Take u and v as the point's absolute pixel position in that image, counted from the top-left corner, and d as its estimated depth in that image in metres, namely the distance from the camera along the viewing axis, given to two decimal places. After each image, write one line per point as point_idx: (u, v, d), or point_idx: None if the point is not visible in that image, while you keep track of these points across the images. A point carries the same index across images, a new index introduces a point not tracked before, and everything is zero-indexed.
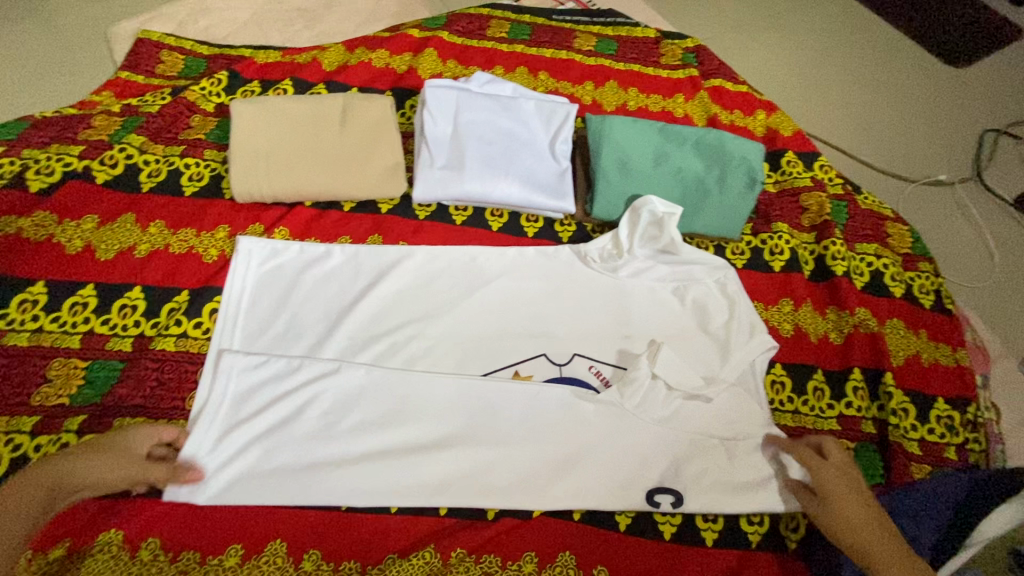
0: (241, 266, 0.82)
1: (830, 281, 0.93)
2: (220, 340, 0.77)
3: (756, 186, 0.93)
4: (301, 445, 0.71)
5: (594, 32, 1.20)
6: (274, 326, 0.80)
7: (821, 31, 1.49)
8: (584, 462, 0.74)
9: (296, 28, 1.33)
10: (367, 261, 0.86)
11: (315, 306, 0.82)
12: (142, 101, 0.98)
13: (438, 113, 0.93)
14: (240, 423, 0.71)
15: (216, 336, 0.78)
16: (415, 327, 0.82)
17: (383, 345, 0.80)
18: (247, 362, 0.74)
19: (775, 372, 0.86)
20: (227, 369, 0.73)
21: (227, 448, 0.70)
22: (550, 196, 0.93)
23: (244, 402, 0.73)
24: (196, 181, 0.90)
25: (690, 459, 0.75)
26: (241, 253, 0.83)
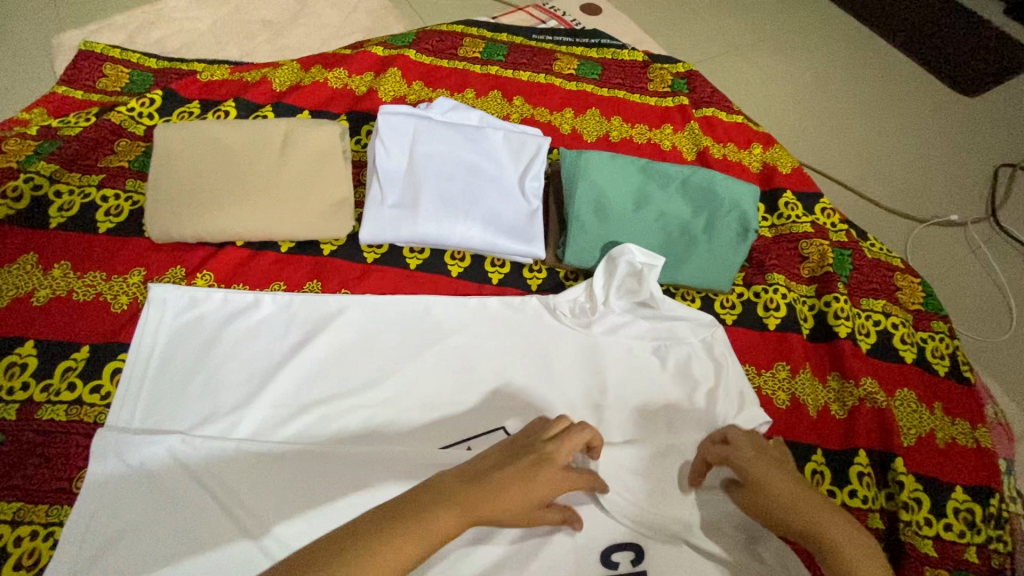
0: (153, 318, 0.72)
1: (833, 343, 0.82)
2: (113, 416, 0.66)
3: (751, 233, 0.82)
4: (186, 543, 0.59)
5: (576, 54, 1.10)
6: (182, 395, 0.68)
7: (823, 56, 1.39)
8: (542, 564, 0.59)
9: (257, 41, 1.23)
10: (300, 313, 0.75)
11: (235, 369, 0.70)
12: (63, 122, 0.87)
13: (391, 144, 0.82)
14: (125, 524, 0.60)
15: (113, 410, 0.66)
16: (348, 396, 0.71)
17: (309, 419, 0.69)
18: (128, 448, 0.62)
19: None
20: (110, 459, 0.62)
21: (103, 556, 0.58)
22: (516, 240, 0.82)
23: (131, 498, 0.61)
24: (113, 216, 0.79)
25: None
26: (154, 303, 0.72)
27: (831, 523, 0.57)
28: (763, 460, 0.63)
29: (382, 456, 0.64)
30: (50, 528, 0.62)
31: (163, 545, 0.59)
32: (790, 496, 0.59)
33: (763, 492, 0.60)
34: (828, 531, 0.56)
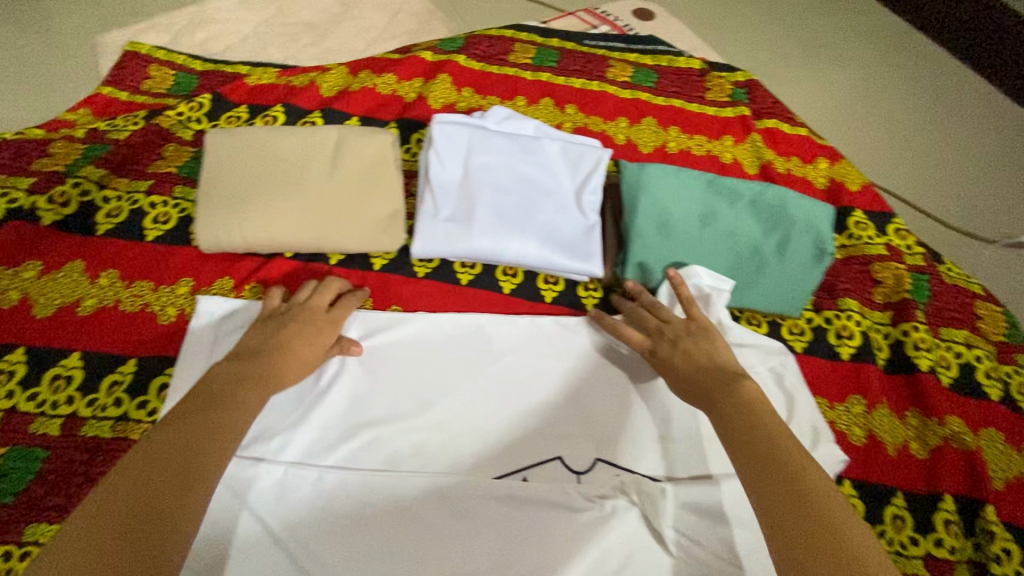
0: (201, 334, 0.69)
1: (912, 376, 0.77)
2: None
3: (826, 256, 0.76)
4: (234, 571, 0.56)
5: (631, 60, 1.05)
6: None
7: (882, 65, 1.32)
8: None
9: (301, 44, 1.21)
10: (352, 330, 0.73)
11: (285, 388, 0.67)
12: (111, 125, 0.86)
13: (445, 154, 0.79)
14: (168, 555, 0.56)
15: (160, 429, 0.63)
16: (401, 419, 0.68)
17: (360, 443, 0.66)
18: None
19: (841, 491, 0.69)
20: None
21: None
22: (573, 257, 0.78)
23: None
24: (160, 223, 0.77)
25: None
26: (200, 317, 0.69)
27: (736, 395, 0.56)
28: (686, 340, 0.66)
29: None
30: None
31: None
32: (704, 369, 0.62)
33: (673, 361, 0.64)
34: (735, 401, 0.56)
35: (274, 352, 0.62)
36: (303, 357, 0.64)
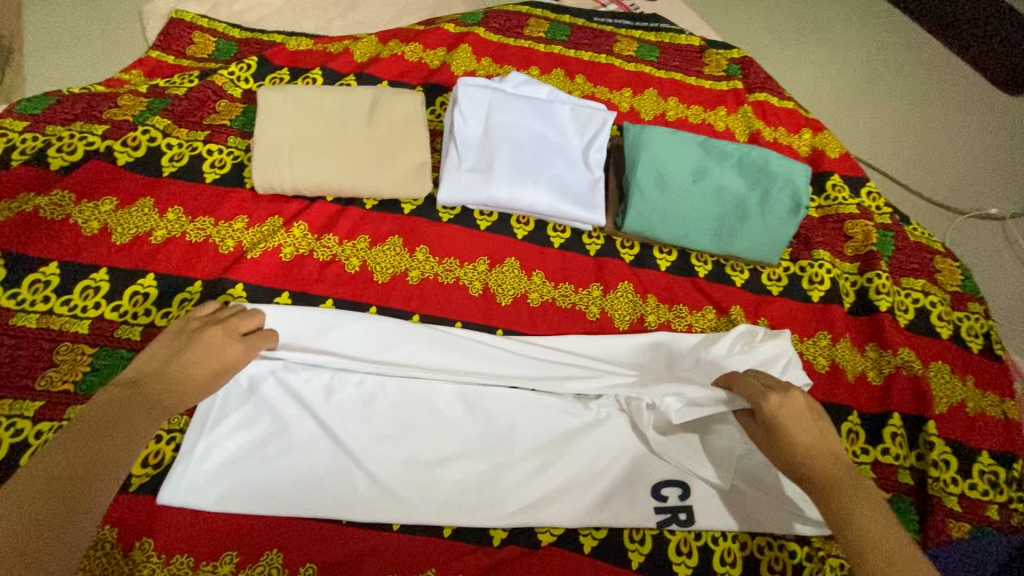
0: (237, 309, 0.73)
1: (873, 316, 0.88)
2: None
3: (802, 209, 0.87)
4: (293, 454, 0.70)
5: (635, 37, 1.15)
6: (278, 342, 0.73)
7: (871, 49, 1.42)
8: (584, 490, 0.72)
9: (330, 16, 1.31)
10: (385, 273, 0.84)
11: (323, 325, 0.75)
12: (169, 82, 0.96)
13: (468, 113, 0.89)
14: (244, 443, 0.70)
15: None
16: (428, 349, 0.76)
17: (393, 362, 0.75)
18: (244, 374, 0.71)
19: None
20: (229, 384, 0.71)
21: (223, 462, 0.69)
22: (580, 206, 0.89)
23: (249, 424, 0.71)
24: (217, 168, 0.87)
25: (694, 500, 0.73)
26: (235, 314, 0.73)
27: (855, 499, 0.58)
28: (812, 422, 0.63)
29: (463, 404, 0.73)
30: (174, 434, 0.73)
31: (276, 457, 0.70)
32: (825, 461, 0.62)
33: (792, 442, 0.63)
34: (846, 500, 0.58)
35: (164, 374, 0.62)
36: (196, 382, 0.63)
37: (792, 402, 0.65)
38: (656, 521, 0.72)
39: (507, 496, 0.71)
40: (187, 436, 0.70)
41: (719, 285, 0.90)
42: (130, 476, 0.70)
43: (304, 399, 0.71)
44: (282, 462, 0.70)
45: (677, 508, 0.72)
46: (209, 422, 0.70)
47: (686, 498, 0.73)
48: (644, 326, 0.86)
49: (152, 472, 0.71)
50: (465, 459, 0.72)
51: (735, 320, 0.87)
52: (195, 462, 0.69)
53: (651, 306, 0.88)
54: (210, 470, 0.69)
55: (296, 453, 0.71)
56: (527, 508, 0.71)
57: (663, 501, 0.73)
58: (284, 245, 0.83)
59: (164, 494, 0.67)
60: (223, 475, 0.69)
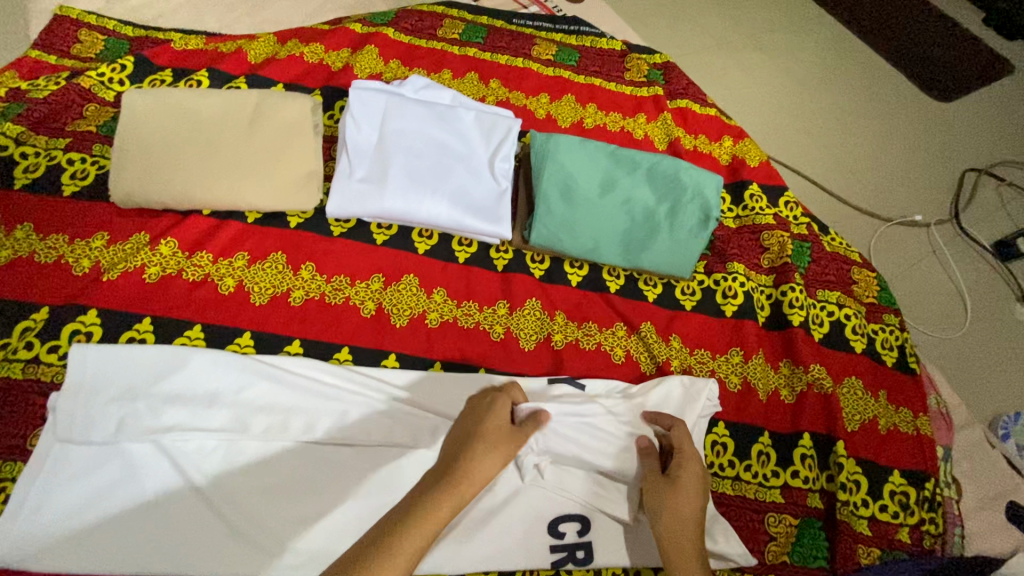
0: (82, 359, 0.66)
1: (786, 331, 0.85)
2: (67, 380, 0.66)
3: (712, 220, 0.83)
4: (138, 504, 0.62)
5: (555, 40, 1.10)
6: (132, 379, 0.67)
7: (801, 55, 1.41)
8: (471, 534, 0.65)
9: (237, 14, 1.22)
10: (265, 296, 0.77)
11: (179, 366, 0.68)
12: (32, 84, 0.87)
13: (361, 119, 0.83)
14: (82, 492, 0.62)
15: (68, 380, 0.66)
16: (304, 382, 0.69)
17: (263, 398, 0.68)
18: (84, 418, 0.64)
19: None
20: (65, 432, 0.64)
21: (53, 515, 0.61)
22: (481, 219, 0.83)
23: (90, 471, 0.63)
24: (78, 179, 0.79)
25: (593, 534, 0.68)
26: (77, 361, 0.66)
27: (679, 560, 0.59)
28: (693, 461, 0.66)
29: (342, 441, 0.67)
30: (4, 483, 0.63)
31: (118, 505, 0.62)
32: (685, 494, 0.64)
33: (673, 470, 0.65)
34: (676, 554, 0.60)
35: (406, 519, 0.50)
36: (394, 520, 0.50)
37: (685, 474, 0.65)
38: (552, 560, 0.67)
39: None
40: (18, 485, 0.62)
41: (630, 301, 0.85)
42: None
43: (157, 439, 0.64)
44: (123, 515, 0.62)
45: (575, 545, 0.67)
46: (44, 469, 0.63)
47: (585, 534, 0.68)
48: (551, 346, 0.80)
49: None
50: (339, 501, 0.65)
51: (645, 337, 0.82)
52: (25, 513, 0.61)
53: (559, 325, 0.82)
54: (40, 522, 0.61)
55: (143, 502, 0.62)
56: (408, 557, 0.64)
57: (561, 538, 0.67)
58: (148, 265, 0.75)
59: None
60: (54, 528, 0.61)
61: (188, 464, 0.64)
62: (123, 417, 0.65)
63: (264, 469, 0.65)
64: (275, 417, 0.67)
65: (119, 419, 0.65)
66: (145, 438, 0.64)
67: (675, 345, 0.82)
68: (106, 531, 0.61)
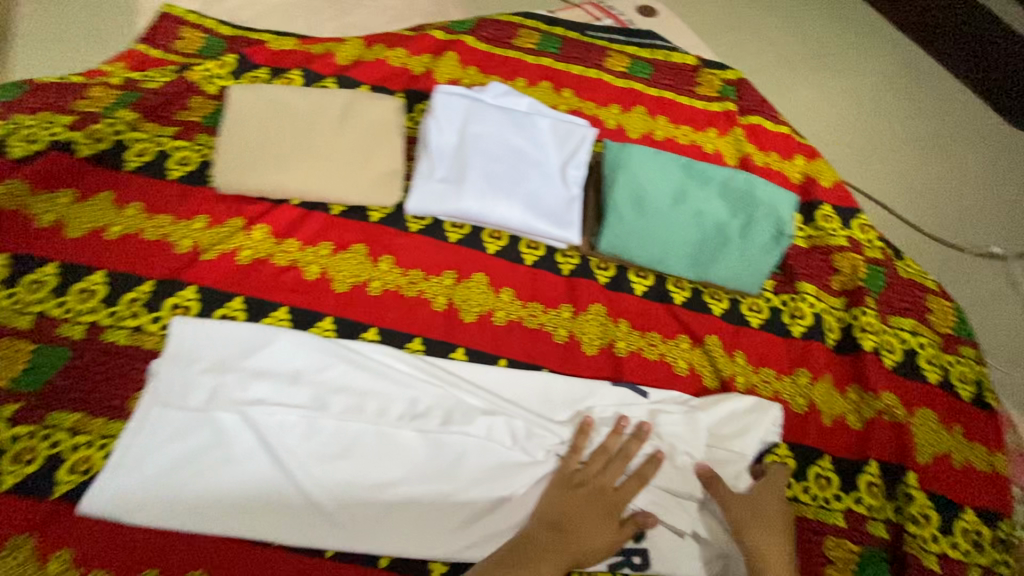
0: (182, 333, 0.72)
1: (856, 355, 0.83)
2: (167, 349, 0.72)
3: (785, 238, 0.83)
4: (227, 469, 0.67)
5: (628, 53, 1.12)
6: (225, 353, 0.72)
7: (875, 76, 1.38)
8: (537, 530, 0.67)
9: (323, 18, 1.29)
10: (345, 284, 0.81)
11: (267, 344, 0.73)
12: (144, 75, 0.94)
13: (443, 122, 0.87)
14: (175, 455, 0.67)
15: (168, 350, 0.71)
16: (381, 369, 0.73)
17: (341, 380, 0.72)
18: (180, 385, 0.69)
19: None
20: (165, 396, 0.69)
21: (149, 473, 0.66)
22: (553, 223, 0.85)
23: (183, 435, 0.68)
24: (182, 165, 0.85)
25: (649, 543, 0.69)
26: (178, 333, 0.72)
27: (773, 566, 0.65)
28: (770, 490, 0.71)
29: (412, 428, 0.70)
30: (107, 440, 0.69)
31: (207, 469, 0.66)
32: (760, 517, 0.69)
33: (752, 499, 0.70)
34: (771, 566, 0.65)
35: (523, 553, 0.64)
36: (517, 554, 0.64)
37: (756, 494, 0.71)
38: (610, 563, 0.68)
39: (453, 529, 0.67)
40: (118, 442, 0.67)
41: (696, 314, 0.85)
42: (54, 483, 0.66)
43: (243, 411, 0.68)
44: (212, 479, 0.66)
45: (632, 551, 0.69)
46: (142, 430, 0.67)
47: (641, 541, 0.69)
48: (614, 353, 0.81)
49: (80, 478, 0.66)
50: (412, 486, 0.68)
51: (710, 351, 0.82)
52: (124, 469, 0.66)
53: (623, 332, 0.83)
54: (137, 479, 0.65)
55: (230, 469, 0.67)
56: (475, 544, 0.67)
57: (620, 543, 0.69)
58: (242, 248, 0.80)
59: (84, 505, 0.63)
60: (149, 485, 0.65)
61: (270, 436, 0.68)
62: (215, 388, 0.69)
63: (338, 448, 0.68)
64: (352, 399, 0.70)
65: (211, 389, 0.69)
66: (233, 408, 0.68)
67: (740, 361, 0.82)
68: (196, 493, 0.66)
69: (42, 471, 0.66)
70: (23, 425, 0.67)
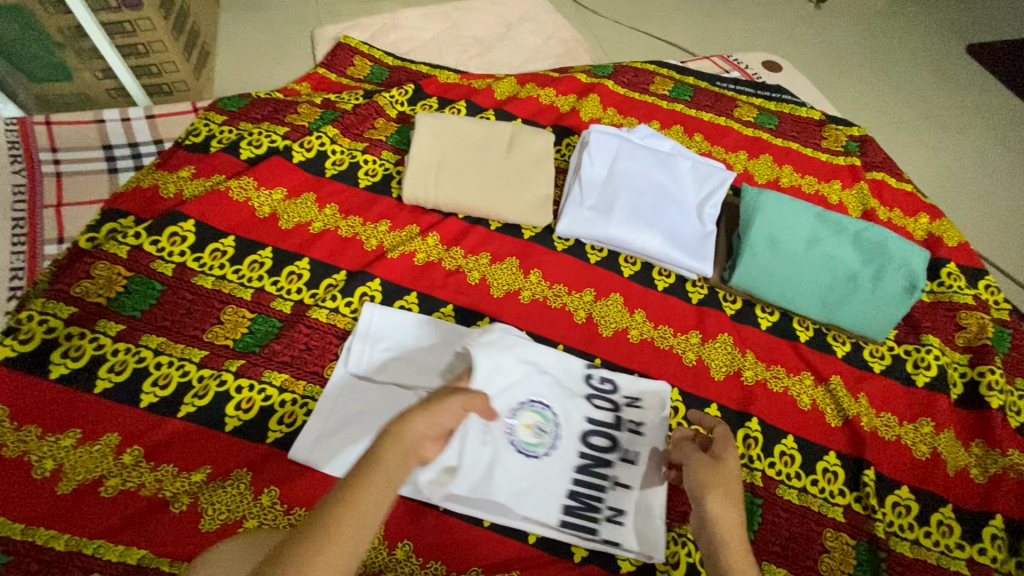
0: (366, 319, 0.84)
1: (981, 411, 0.86)
2: (355, 330, 0.84)
3: (917, 290, 0.88)
4: None
5: (756, 104, 1.20)
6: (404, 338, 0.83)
7: (994, 143, 1.40)
8: (637, 513, 0.74)
9: (469, 55, 1.45)
10: (501, 291, 0.92)
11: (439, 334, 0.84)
12: (339, 97, 1.10)
13: (596, 156, 0.97)
14: (365, 420, 0.77)
15: (358, 329, 0.84)
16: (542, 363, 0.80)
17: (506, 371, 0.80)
18: (370, 360, 0.81)
19: (869, 477, 0.80)
20: (355, 366, 0.81)
21: (343, 432, 0.76)
22: (689, 255, 0.93)
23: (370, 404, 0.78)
24: (370, 176, 1.00)
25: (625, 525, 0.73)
26: (365, 317, 0.84)
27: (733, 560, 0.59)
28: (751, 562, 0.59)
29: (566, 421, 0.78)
30: (307, 400, 0.81)
31: None
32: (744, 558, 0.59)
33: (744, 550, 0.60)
34: (728, 544, 0.60)
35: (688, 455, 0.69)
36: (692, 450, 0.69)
37: (726, 460, 0.66)
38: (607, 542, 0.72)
39: (556, 497, 0.74)
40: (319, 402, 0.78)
41: (819, 353, 0.91)
42: (266, 430, 0.78)
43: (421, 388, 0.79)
44: None
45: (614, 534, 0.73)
46: (337, 395, 0.79)
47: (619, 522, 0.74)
48: (741, 380, 0.87)
49: (285, 429, 0.78)
50: (523, 454, 0.75)
51: (834, 390, 0.87)
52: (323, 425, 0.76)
53: (749, 362, 0.89)
54: (333, 435, 0.76)
55: None
56: (574, 516, 0.73)
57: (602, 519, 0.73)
58: (418, 251, 0.93)
59: (293, 450, 0.75)
60: (343, 443, 0.75)
61: None
62: (399, 366, 0.80)
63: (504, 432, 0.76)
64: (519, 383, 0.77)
65: (394, 368, 0.80)
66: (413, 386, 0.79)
67: (863, 403, 0.86)
68: None
69: (256, 419, 0.78)
70: (244, 378, 0.80)
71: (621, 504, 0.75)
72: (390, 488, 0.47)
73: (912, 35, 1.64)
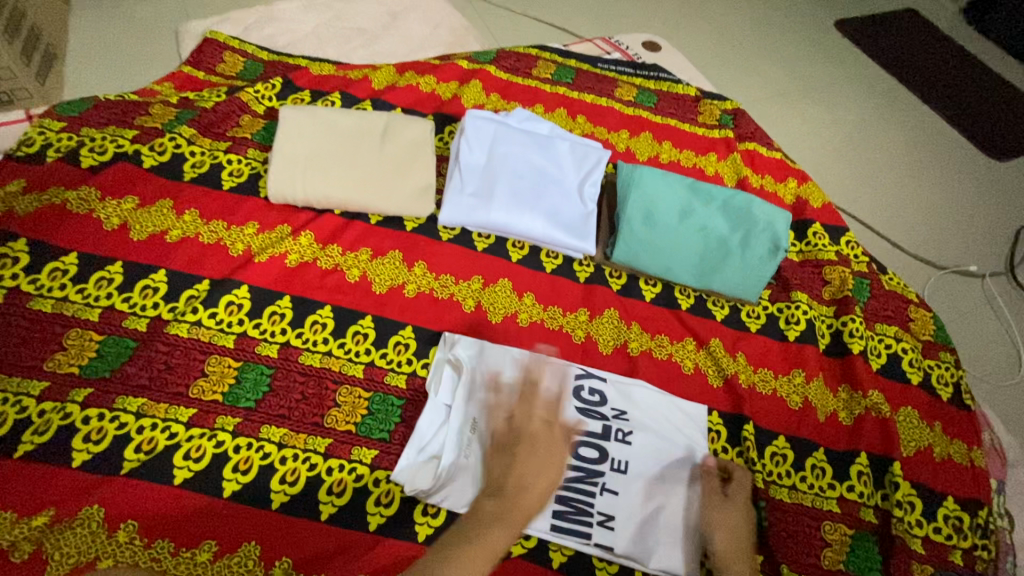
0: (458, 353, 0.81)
1: (845, 358, 0.92)
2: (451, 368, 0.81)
3: (780, 251, 0.93)
4: None
5: (636, 84, 1.23)
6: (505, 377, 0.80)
7: (858, 110, 1.51)
8: (669, 534, 0.73)
9: (353, 46, 1.40)
10: (383, 286, 0.89)
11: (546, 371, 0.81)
12: (198, 95, 1.03)
13: (473, 142, 0.96)
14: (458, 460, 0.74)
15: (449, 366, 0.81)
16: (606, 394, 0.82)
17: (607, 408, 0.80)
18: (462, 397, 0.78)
19: (748, 431, 0.84)
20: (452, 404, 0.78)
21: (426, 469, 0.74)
22: (572, 234, 0.93)
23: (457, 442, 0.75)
24: (235, 177, 0.93)
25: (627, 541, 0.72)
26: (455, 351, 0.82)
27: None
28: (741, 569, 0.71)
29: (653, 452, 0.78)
30: (169, 422, 0.74)
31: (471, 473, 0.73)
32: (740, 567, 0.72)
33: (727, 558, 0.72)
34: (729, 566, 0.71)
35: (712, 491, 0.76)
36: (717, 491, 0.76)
37: (736, 503, 0.75)
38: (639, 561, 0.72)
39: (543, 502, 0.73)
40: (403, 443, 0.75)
41: (700, 318, 0.94)
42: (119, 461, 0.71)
43: None
44: None
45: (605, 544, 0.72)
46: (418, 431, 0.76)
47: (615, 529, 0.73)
48: (627, 352, 0.89)
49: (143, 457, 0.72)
50: None
51: (714, 353, 0.90)
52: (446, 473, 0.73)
53: (635, 334, 0.91)
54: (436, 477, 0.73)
55: None
56: (563, 520, 0.73)
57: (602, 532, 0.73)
58: (289, 252, 0.88)
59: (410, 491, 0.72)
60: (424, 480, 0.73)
61: None
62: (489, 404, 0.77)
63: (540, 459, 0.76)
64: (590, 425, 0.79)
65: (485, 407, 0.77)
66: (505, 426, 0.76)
67: (741, 362, 0.90)
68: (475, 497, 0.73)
69: (109, 451, 0.71)
70: (92, 408, 0.73)
71: (612, 510, 0.74)
72: (517, 504, 0.59)
73: (785, 12, 1.74)
